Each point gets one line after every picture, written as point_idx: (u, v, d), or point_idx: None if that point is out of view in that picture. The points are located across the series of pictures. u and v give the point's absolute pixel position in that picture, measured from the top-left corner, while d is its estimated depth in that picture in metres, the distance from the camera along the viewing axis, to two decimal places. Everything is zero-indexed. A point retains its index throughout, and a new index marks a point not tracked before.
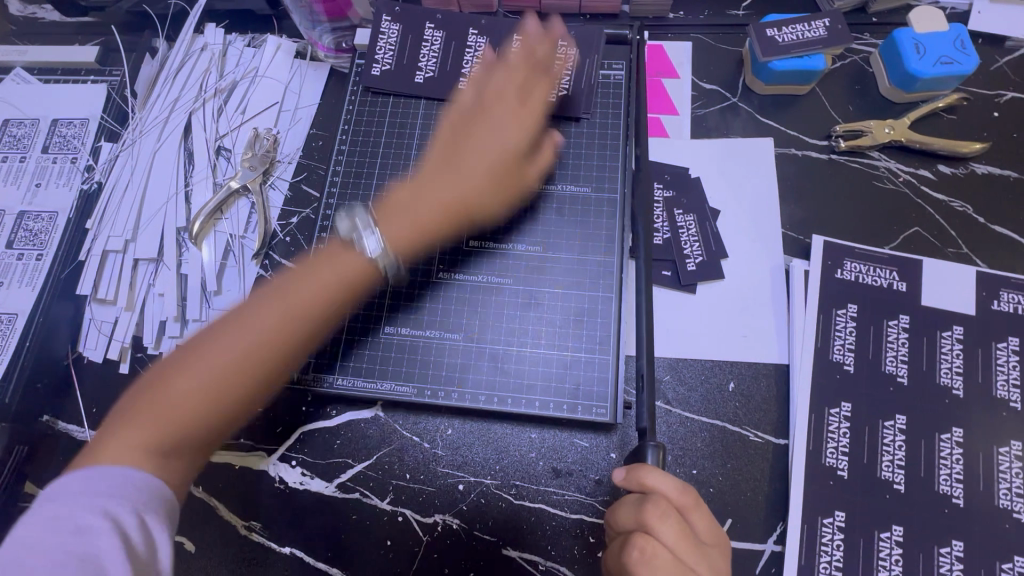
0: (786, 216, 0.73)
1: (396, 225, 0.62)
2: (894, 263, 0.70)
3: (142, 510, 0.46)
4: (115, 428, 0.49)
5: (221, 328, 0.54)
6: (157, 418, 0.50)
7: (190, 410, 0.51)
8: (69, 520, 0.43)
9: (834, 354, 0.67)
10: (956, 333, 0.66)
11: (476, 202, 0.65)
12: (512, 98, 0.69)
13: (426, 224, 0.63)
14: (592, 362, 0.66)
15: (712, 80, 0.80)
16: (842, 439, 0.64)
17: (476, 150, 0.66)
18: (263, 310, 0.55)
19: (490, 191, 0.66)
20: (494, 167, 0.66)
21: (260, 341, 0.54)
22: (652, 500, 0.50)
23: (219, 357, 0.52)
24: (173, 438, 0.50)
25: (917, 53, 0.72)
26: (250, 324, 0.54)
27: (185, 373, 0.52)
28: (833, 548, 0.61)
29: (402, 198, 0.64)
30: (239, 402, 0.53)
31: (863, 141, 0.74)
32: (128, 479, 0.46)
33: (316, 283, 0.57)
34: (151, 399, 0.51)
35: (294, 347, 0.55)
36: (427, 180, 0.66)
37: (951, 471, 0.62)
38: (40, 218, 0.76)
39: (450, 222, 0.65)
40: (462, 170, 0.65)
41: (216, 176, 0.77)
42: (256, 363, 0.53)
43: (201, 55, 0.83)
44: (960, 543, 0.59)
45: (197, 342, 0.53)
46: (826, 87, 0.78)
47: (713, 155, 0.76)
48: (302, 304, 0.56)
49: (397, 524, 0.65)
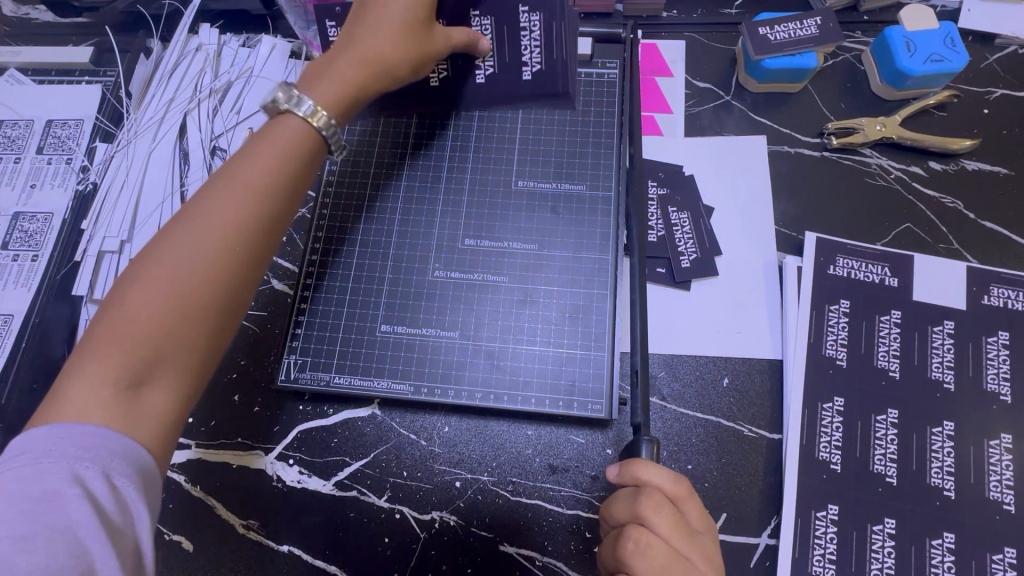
0: (779, 213, 0.74)
1: (325, 87, 0.57)
2: (886, 259, 0.70)
3: (111, 471, 0.41)
4: (74, 370, 0.43)
5: (165, 239, 0.47)
6: (120, 343, 0.44)
7: (157, 328, 0.45)
8: (36, 482, 0.39)
9: (827, 350, 0.67)
10: (947, 328, 0.67)
11: (393, 52, 0.60)
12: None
13: (350, 74, 0.58)
14: (588, 358, 0.66)
15: (706, 79, 0.81)
16: (834, 434, 0.65)
17: (383, 2, 0.60)
18: (207, 210, 0.48)
19: (409, 34, 0.60)
20: (410, 23, 0.60)
21: (215, 236, 0.48)
22: (646, 493, 0.50)
23: (174, 268, 0.46)
24: (147, 362, 0.44)
25: (907, 51, 0.73)
26: (197, 221, 0.48)
27: (138, 290, 0.45)
28: (826, 541, 0.61)
29: (320, 65, 0.59)
30: (212, 312, 0.47)
31: (855, 139, 0.75)
32: (92, 429, 0.41)
33: (260, 158, 0.51)
34: (105, 329, 0.44)
35: (258, 236, 0.50)
36: (343, 42, 0.60)
37: (942, 464, 0.63)
38: (35, 219, 0.76)
39: (370, 84, 0.59)
40: (375, 27, 0.59)
41: (212, 176, 0.77)
42: (221, 260, 0.47)
43: (196, 55, 0.83)
44: (951, 535, 0.60)
45: (145, 257, 0.47)
46: (818, 85, 0.79)
47: (706, 152, 0.76)
48: (258, 182, 0.50)
49: (395, 521, 0.65)
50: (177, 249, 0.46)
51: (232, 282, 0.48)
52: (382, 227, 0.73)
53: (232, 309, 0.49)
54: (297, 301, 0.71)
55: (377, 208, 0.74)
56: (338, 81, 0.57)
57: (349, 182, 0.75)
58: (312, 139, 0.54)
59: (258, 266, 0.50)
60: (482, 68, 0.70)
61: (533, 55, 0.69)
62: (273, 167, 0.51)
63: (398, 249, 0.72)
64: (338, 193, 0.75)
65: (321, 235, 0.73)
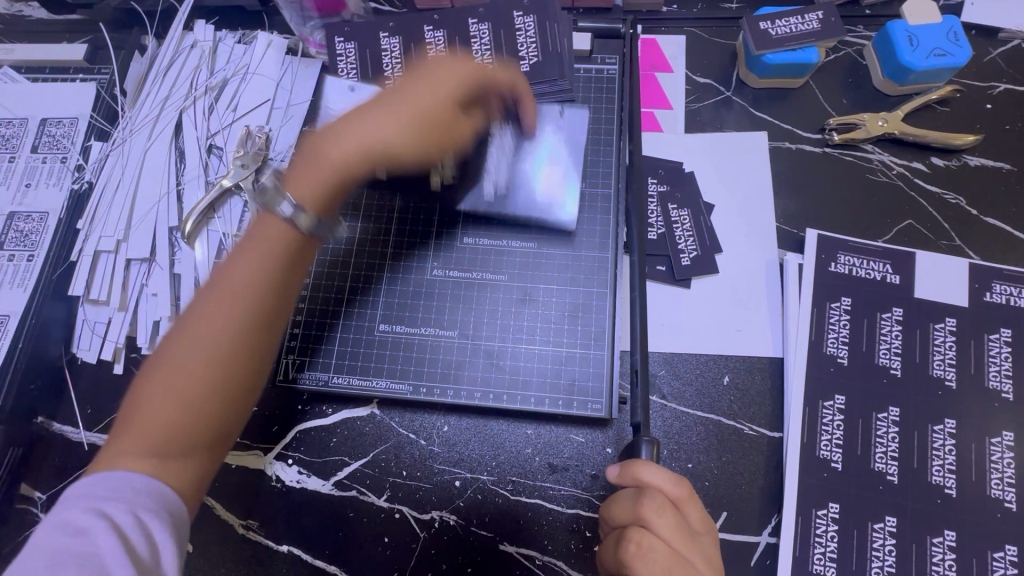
0: (779, 210, 0.73)
1: (314, 179, 0.56)
2: (888, 255, 0.70)
3: (138, 510, 0.43)
4: (105, 452, 0.46)
5: (183, 326, 0.49)
6: (141, 429, 0.46)
7: (173, 412, 0.47)
8: (70, 522, 0.41)
9: (828, 347, 0.67)
10: (949, 325, 0.67)
11: (395, 150, 0.59)
12: (466, 69, 0.62)
13: (341, 163, 0.56)
14: (587, 357, 0.66)
15: (706, 74, 0.80)
16: (835, 432, 0.64)
17: (408, 99, 0.59)
18: (218, 295, 0.50)
19: (414, 135, 0.59)
20: (419, 121, 0.59)
21: (210, 323, 0.49)
22: (647, 494, 0.50)
23: (190, 353, 0.48)
24: (166, 443, 0.46)
25: (910, 45, 0.72)
26: (195, 312, 0.49)
27: (145, 387, 0.48)
28: (827, 539, 0.61)
29: (322, 142, 0.57)
30: (228, 392, 0.49)
31: (856, 134, 0.74)
32: (118, 481, 0.44)
33: (250, 245, 0.52)
34: (131, 415, 0.47)
35: (252, 315, 0.50)
36: (346, 124, 0.59)
37: (943, 462, 0.62)
38: (30, 219, 0.75)
39: (358, 168, 0.58)
40: (391, 121, 0.58)
41: (208, 174, 0.77)
42: (217, 346, 0.48)
43: (191, 52, 0.82)
44: (952, 533, 0.60)
45: (163, 345, 0.49)
46: (820, 80, 0.78)
47: (706, 149, 0.76)
48: (263, 266, 0.51)
49: (394, 521, 0.65)
50: (179, 342, 0.48)
51: (232, 362, 0.49)
52: (380, 226, 0.73)
53: (239, 389, 0.49)
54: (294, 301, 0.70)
55: (375, 207, 0.74)
56: (326, 172, 0.56)
57: None
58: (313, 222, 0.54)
59: (262, 342, 0.51)
60: (480, 66, 0.74)
61: (529, 49, 0.74)
62: (263, 249, 0.52)
63: (397, 248, 0.72)
64: None
65: None
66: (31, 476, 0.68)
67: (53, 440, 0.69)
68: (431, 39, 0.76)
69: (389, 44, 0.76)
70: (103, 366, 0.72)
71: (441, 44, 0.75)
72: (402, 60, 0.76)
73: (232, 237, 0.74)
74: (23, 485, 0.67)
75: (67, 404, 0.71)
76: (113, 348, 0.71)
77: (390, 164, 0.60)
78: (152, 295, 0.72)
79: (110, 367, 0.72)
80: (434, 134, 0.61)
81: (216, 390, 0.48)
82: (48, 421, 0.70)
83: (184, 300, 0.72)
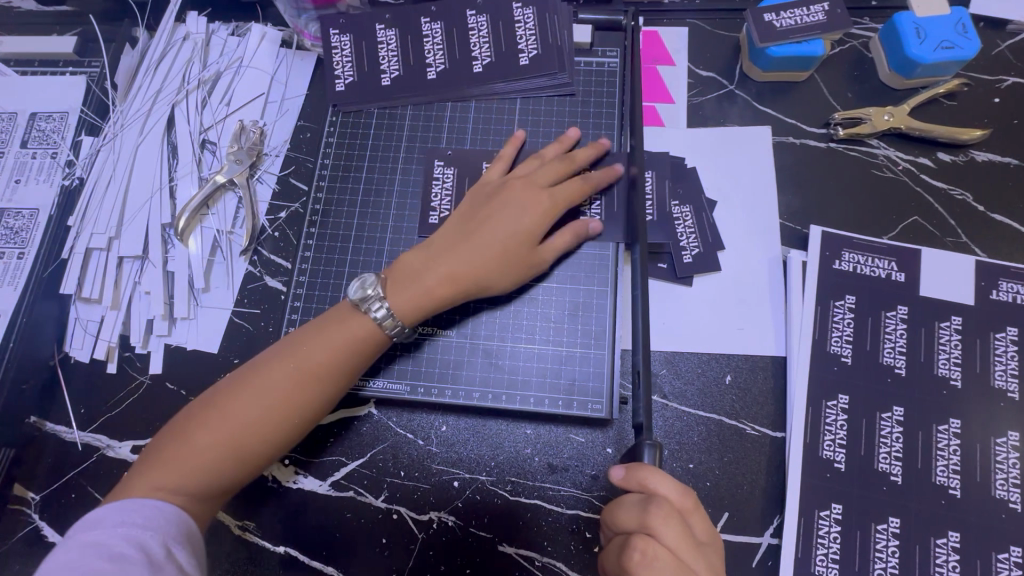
0: (782, 206, 0.72)
1: (406, 295, 0.61)
2: (892, 253, 0.69)
3: (169, 541, 0.49)
4: (142, 470, 0.54)
5: (241, 384, 0.56)
6: (179, 466, 0.53)
7: (212, 462, 0.54)
8: (106, 547, 0.47)
9: (832, 346, 0.66)
10: (955, 324, 0.66)
11: (491, 265, 0.62)
12: (539, 181, 0.65)
13: (436, 290, 0.61)
14: (588, 357, 0.65)
15: (709, 67, 0.79)
16: (839, 432, 0.63)
17: (493, 219, 0.63)
18: (280, 366, 0.57)
19: (502, 266, 0.63)
20: (501, 265, 0.63)
21: (274, 404, 0.56)
22: (654, 502, 0.49)
23: (241, 415, 0.55)
24: (197, 485, 0.54)
25: (917, 38, 0.71)
26: (264, 385, 0.56)
27: (201, 430, 0.55)
28: (829, 540, 0.60)
29: (414, 263, 0.63)
30: (261, 455, 0.56)
31: (862, 128, 0.73)
32: (157, 513, 0.51)
33: (327, 341, 0.58)
34: (175, 448, 0.54)
35: (308, 411, 0.57)
36: (440, 245, 0.63)
37: (948, 462, 0.62)
38: (21, 216, 0.74)
39: (451, 298, 0.62)
40: (482, 242, 0.62)
41: (201, 169, 0.76)
42: (271, 425, 0.56)
43: (183, 45, 0.81)
44: (956, 534, 0.59)
45: (218, 394, 0.56)
46: (824, 73, 0.77)
47: (708, 144, 0.75)
48: (326, 357, 0.58)
49: (392, 522, 0.64)
50: (242, 406, 0.55)
51: (278, 441, 0.57)
52: (377, 222, 0.71)
53: (268, 460, 0.57)
54: (290, 299, 0.69)
55: (372, 204, 0.72)
56: (425, 292, 0.61)
57: (342, 177, 0.73)
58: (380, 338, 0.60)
59: (303, 419, 0.58)
60: (480, 58, 0.73)
61: (528, 41, 0.72)
62: (338, 355, 0.58)
63: (393, 246, 0.70)
64: (331, 187, 0.73)
65: (315, 232, 0.72)
66: (24, 476, 0.67)
67: (47, 441, 0.68)
68: (429, 32, 0.74)
69: (386, 36, 0.75)
70: (96, 365, 0.70)
71: (439, 37, 0.74)
72: (398, 54, 0.74)
73: (226, 233, 0.74)
74: (16, 486, 0.66)
75: (60, 406, 0.69)
76: (106, 347, 0.70)
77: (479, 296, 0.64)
78: (146, 293, 0.72)
79: (103, 366, 0.70)
80: (519, 260, 0.63)
81: (255, 458, 0.56)
82: (41, 421, 0.69)
83: (178, 299, 0.71)
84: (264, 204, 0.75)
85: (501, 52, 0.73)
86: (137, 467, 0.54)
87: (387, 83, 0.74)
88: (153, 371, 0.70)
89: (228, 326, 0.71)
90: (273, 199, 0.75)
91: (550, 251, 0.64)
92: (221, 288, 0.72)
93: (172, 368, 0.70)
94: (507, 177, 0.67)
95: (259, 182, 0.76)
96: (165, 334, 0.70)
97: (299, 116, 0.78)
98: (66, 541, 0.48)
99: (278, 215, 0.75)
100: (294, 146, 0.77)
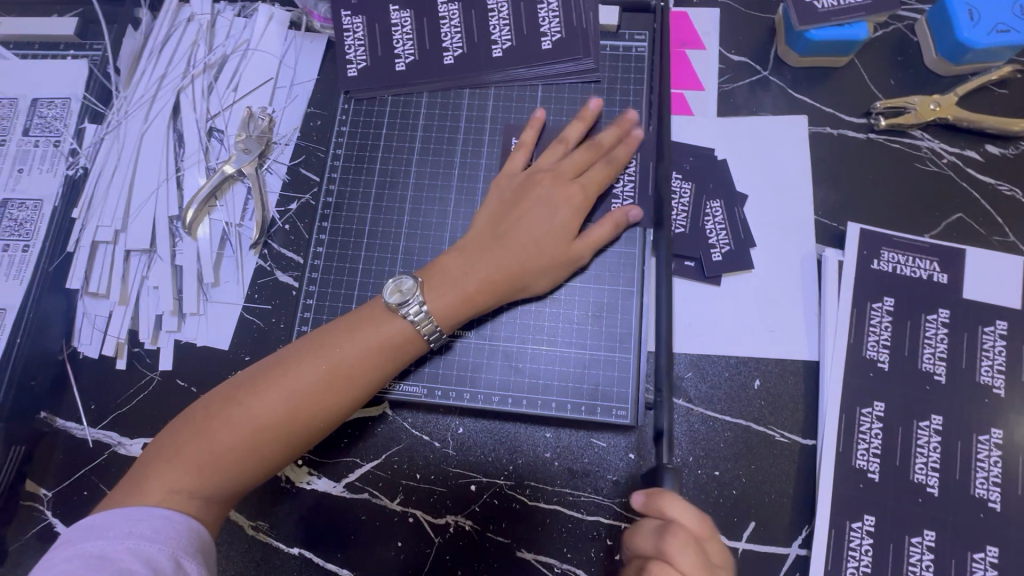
0: (818, 200, 0.68)
1: (444, 298, 0.58)
2: (934, 252, 0.65)
3: (179, 555, 0.47)
4: (157, 465, 0.51)
5: (265, 382, 0.54)
6: (197, 467, 0.51)
7: (231, 464, 0.52)
8: (114, 562, 0.45)
9: (868, 351, 0.63)
10: (999, 329, 0.62)
11: (530, 269, 0.60)
12: (567, 174, 0.63)
13: (476, 296, 0.59)
14: (612, 360, 0.63)
15: (742, 51, 0.74)
16: (873, 440, 0.61)
17: (526, 218, 0.61)
18: (308, 366, 0.54)
19: (540, 268, 0.60)
20: (541, 266, 0.60)
21: (300, 409, 0.53)
22: (672, 531, 0.47)
23: (264, 417, 0.53)
24: (214, 487, 0.52)
25: (970, 20, 0.66)
26: (292, 386, 0.53)
27: (222, 430, 0.52)
28: (861, 553, 0.58)
29: (451, 266, 0.60)
30: (281, 459, 0.54)
31: (906, 119, 0.69)
32: (165, 524, 0.48)
33: (360, 343, 0.56)
34: (192, 446, 0.52)
35: (336, 415, 0.55)
36: (475, 247, 0.61)
37: (988, 474, 0.59)
38: (24, 207, 0.72)
39: (489, 302, 0.60)
40: (520, 244, 0.60)
41: (209, 159, 0.73)
42: (297, 428, 0.54)
43: (188, 26, 0.77)
44: (995, 549, 0.57)
45: (240, 390, 0.54)
46: (866, 58, 0.72)
47: (740, 132, 0.71)
48: (356, 363, 0.55)
49: (408, 525, 0.63)
50: (267, 409, 0.53)
51: (302, 442, 0.55)
52: (392, 216, 0.68)
53: (290, 459, 0.55)
54: (302, 296, 0.67)
55: (386, 196, 0.69)
56: (465, 298, 0.58)
57: (356, 168, 0.70)
58: (415, 343, 0.57)
59: (327, 424, 0.55)
60: (500, 42, 0.69)
61: (551, 23, 0.68)
62: (371, 360, 0.56)
63: (408, 241, 0.67)
64: (343, 179, 0.70)
65: (327, 226, 0.69)
66: (34, 474, 0.66)
67: (57, 437, 0.66)
68: (447, 14, 0.70)
69: (400, 19, 0.71)
70: (105, 361, 0.69)
71: (457, 19, 0.70)
72: (413, 37, 0.70)
73: (235, 226, 0.71)
74: (26, 483, 0.65)
75: (69, 403, 0.67)
76: (114, 344, 0.68)
77: (514, 297, 0.62)
78: (155, 288, 0.70)
79: (111, 362, 0.68)
80: (559, 258, 0.61)
81: (277, 459, 0.54)
82: (51, 417, 0.67)
83: (188, 294, 0.69)
84: (274, 195, 0.72)
85: (522, 35, 0.69)
86: (150, 461, 0.52)
87: (401, 69, 0.71)
88: (163, 367, 0.68)
89: (239, 322, 0.68)
90: (283, 190, 0.73)
91: (590, 244, 0.61)
92: (230, 282, 0.70)
93: (182, 364, 0.68)
94: (533, 168, 0.64)
95: (268, 172, 0.73)
96: (174, 330, 0.68)
97: (309, 102, 0.75)
98: (70, 548, 0.46)
99: (288, 207, 0.72)
100: (304, 135, 0.74)
